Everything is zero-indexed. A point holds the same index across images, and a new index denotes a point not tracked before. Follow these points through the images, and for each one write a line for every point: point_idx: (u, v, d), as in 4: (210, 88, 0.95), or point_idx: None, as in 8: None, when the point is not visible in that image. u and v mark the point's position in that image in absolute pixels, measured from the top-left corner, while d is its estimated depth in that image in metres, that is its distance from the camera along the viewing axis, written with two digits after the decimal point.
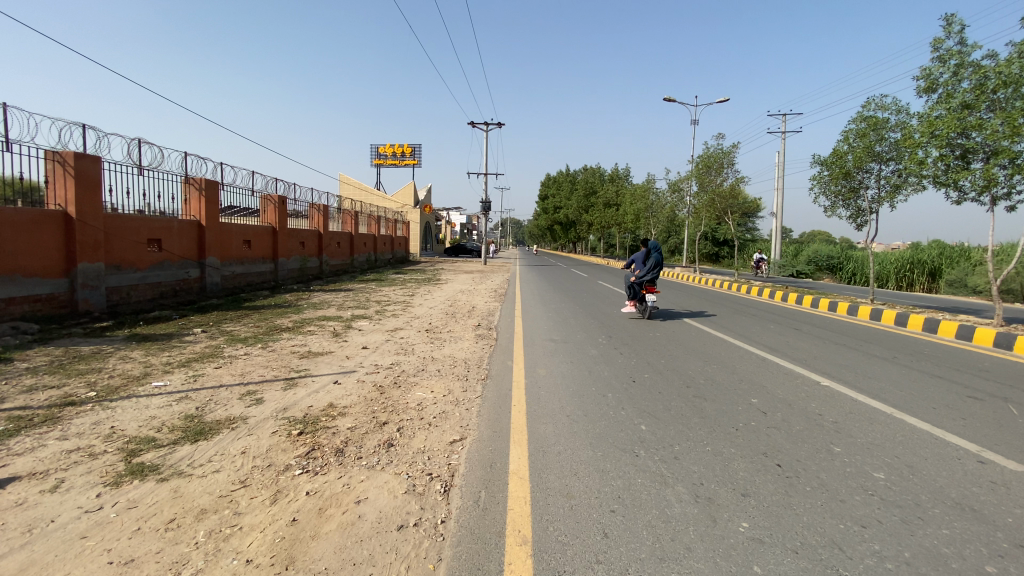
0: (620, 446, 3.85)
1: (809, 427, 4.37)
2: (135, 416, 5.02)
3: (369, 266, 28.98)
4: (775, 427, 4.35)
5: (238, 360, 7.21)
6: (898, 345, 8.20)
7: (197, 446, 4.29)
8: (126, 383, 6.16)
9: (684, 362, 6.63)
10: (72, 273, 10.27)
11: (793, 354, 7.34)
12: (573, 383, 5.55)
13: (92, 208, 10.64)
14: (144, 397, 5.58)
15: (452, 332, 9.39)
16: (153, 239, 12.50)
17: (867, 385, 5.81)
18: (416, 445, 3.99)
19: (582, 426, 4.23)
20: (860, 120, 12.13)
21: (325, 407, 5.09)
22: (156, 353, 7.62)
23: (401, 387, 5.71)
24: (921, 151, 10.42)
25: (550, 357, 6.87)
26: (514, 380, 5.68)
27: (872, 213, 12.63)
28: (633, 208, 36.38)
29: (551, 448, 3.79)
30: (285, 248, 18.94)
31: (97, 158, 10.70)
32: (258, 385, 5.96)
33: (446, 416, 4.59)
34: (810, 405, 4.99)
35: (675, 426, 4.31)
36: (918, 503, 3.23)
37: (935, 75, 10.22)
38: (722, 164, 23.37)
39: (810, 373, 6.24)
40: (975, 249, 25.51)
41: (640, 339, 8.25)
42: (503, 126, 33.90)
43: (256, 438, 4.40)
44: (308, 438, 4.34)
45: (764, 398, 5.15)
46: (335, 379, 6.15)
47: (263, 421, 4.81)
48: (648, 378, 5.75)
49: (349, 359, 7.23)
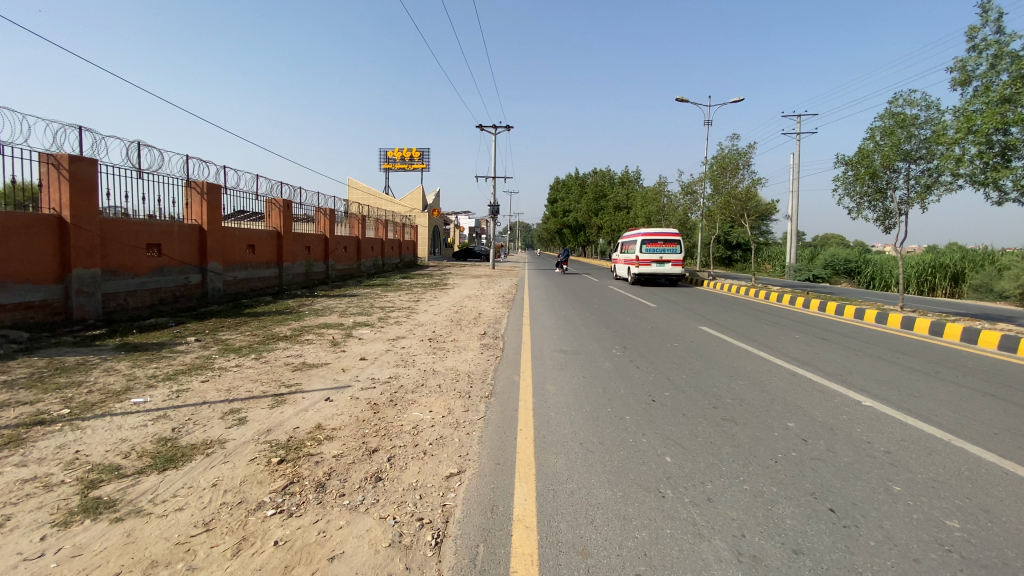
0: (643, 484, 3.32)
1: (859, 459, 3.81)
2: (104, 438, 4.56)
3: (376, 270, 28.60)
4: (820, 459, 3.80)
5: (228, 373, 6.76)
6: (936, 357, 7.55)
7: (165, 476, 3.82)
8: (104, 398, 5.72)
9: (707, 377, 6.08)
10: (67, 280, 9.94)
11: (826, 367, 6.73)
12: (586, 403, 5.01)
13: (87, 212, 10.33)
14: (119, 416, 5.13)
15: (456, 341, 8.90)
16: (152, 244, 12.18)
17: (915, 405, 5.20)
18: (407, 479, 3.48)
19: (598, 458, 3.70)
20: (886, 116, 11.49)
21: (312, 430, 4.61)
22: (143, 364, 7.20)
23: (397, 405, 5.21)
24: (957, 149, 9.76)
25: (560, 371, 6.35)
26: (521, 398, 5.19)
27: (901, 214, 11.93)
28: (645, 211, 35.76)
29: (562, 487, 3.27)
30: (290, 253, 18.61)
31: (93, 160, 10.40)
32: (244, 402, 5.48)
33: (444, 443, 4.09)
34: (855, 430, 4.42)
35: (704, 457, 3.78)
36: (1005, 561, 2.64)
37: (970, 67, 9.58)
38: (737, 164, 22.74)
39: (846, 390, 5.66)
40: (1000, 253, 24.59)
41: (657, 350, 7.68)
42: (513, 128, 35.19)
43: (230, 468, 3.92)
44: (288, 468, 3.85)
45: (802, 422, 4.58)
46: (327, 396, 5.67)
47: (242, 445, 4.34)
48: (669, 397, 5.22)
49: (345, 372, 6.73)
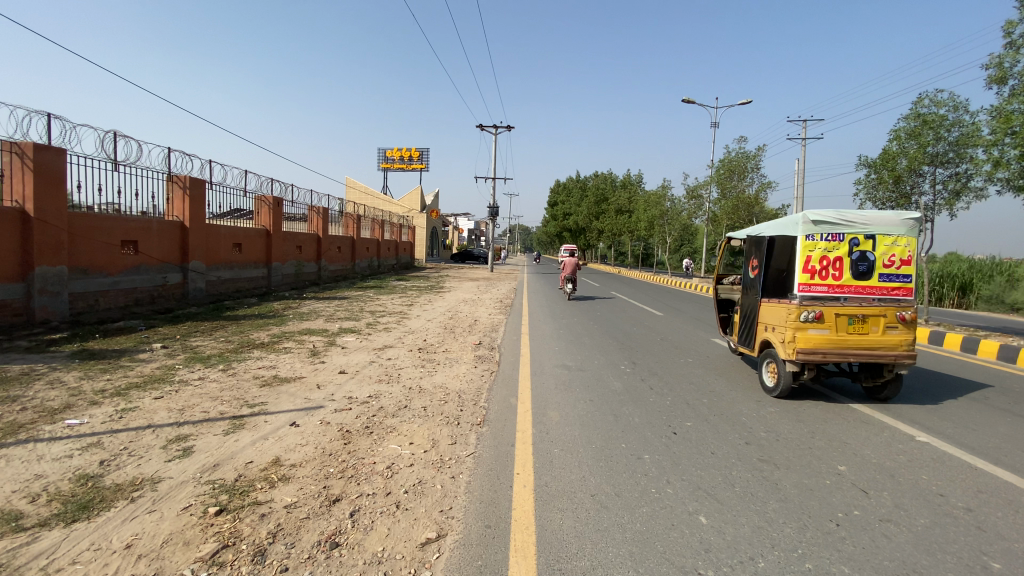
0: (676, 563, 2.56)
1: (941, 522, 3.07)
2: (15, 474, 3.78)
3: (370, 271, 27.75)
4: (892, 521, 3.06)
5: (188, 388, 5.97)
6: (980, 380, 6.76)
7: (70, 533, 3.06)
8: (36, 418, 4.93)
9: (732, 402, 5.32)
10: (29, 278, 9.15)
11: (862, 391, 5.96)
12: (595, 436, 4.23)
13: (54, 205, 9.54)
14: (44, 443, 4.35)
15: (448, 352, 8.10)
16: (128, 241, 11.39)
17: (977, 441, 4.44)
18: (371, 547, 2.72)
19: (616, 519, 2.94)
20: (912, 117, 10.75)
21: (267, 466, 3.84)
22: (94, 376, 6.40)
23: (373, 434, 4.43)
24: (995, 150, 8.96)
25: (564, 393, 5.58)
26: (519, 427, 4.44)
27: (927, 221, 11.20)
28: (647, 216, 35.05)
29: (570, 565, 2.52)
30: (279, 252, 17.75)
31: (61, 150, 9.62)
32: (195, 427, 4.69)
33: (424, 489, 3.33)
34: (922, 478, 3.67)
35: (750, 519, 3.01)
36: None
37: (1008, 64, 8.68)
38: (746, 168, 21.96)
39: (894, 422, 4.87)
40: (1008, 262, 23.96)
41: (671, 368, 6.89)
42: (512, 128, 33.56)
43: (155, 522, 3.16)
44: (226, 523, 3.07)
45: (856, 465, 3.83)
46: (293, 420, 4.87)
47: (179, 487, 3.58)
48: (692, 429, 4.47)
49: (319, 389, 5.93)
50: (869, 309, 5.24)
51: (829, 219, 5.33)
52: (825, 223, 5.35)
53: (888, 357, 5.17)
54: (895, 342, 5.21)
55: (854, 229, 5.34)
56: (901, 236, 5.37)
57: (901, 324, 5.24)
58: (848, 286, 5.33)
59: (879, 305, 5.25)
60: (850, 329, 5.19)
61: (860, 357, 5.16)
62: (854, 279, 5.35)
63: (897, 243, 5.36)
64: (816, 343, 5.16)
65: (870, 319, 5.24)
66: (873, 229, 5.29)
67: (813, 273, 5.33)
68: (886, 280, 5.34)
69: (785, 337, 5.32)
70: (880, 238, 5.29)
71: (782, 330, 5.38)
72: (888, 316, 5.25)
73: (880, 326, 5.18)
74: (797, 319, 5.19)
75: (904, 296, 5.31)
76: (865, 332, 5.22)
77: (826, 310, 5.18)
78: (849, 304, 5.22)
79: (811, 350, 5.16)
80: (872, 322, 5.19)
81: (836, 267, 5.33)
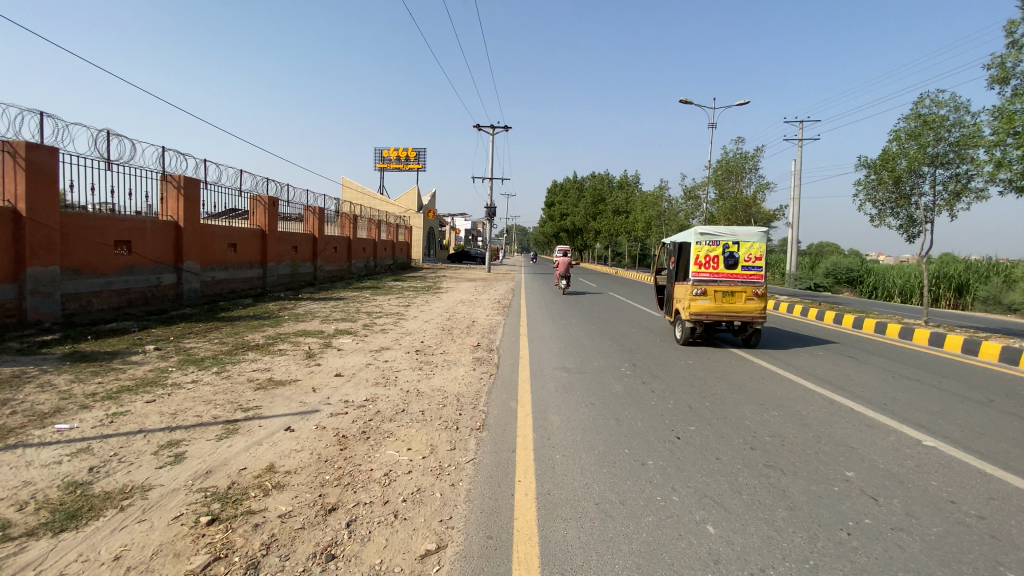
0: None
1: (954, 531, 3.00)
2: (1, 481, 3.66)
3: (366, 271, 27.61)
4: (904, 530, 2.98)
5: (181, 391, 5.85)
6: (983, 382, 6.71)
7: (58, 544, 2.95)
8: (25, 423, 4.80)
9: (735, 406, 5.25)
10: (21, 278, 9.00)
11: (865, 394, 5.91)
12: (597, 441, 4.14)
13: (47, 204, 9.39)
14: (32, 448, 4.23)
15: (446, 353, 8.00)
16: (121, 241, 11.23)
17: (983, 446, 4.38)
18: (368, 559, 2.62)
19: (622, 529, 2.85)
20: (912, 117, 10.72)
21: (261, 473, 3.74)
22: (86, 379, 6.26)
23: (370, 439, 4.33)
24: (997, 150, 8.92)
25: (565, 396, 5.49)
26: (519, 432, 4.35)
27: (927, 222, 11.19)
28: (645, 216, 35.04)
29: None
30: (274, 253, 17.59)
31: (54, 149, 9.47)
32: (188, 432, 4.58)
33: (423, 498, 3.23)
34: (932, 484, 3.60)
35: (760, 528, 2.92)
36: None
37: (1010, 64, 8.64)
38: (744, 169, 21.93)
39: (899, 426, 4.80)
40: (1004, 263, 24.02)
41: (671, 370, 6.82)
42: (509, 129, 33.39)
43: (144, 532, 3.05)
44: (218, 534, 2.97)
45: (864, 471, 3.75)
46: (288, 424, 4.76)
47: (170, 495, 3.47)
48: (696, 433, 4.38)
49: (315, 392, 5.83)
50: (736, 288, 8.44)
51: (711, 231, 8.60)
52: (708, 234, 8.62)
53: (748, 318, 8.38)
54: (754, 309, 8.41)
55: (727, 238, 8.64)
56: (756, 243, 8.71)
57: (757, 297, 8.43)
58: (722, 273, 8.57)
59: (743, 285, 8.42)
60: (724, 299, 8.37)
61: (730, 318, 8.38)
62: (727, 270, 8.63)
63: (753, 247, 8.70)
64: (704, 310, 8.36)
65: (737, 294, 8.45)
66: (740, 235, 8.57)
67: (702, 264, 8.59)
68: (748, 269, 8.56)
69: (686, 305, 8.49)
70: (744, 243, 8.54)
71: (685, 301, 8.54)
72: (749, 292, 8.42)
73: (744, 299, 8.35)
74: (692, 294, 8.36)
75: (759, 279, 8.46)
76: (734, 302, 8.41)
77: (708, 288, 8.39)
78: (722, 284, 8.42)
79: (700, 313, 8.34)
80: (739, 296, 8.34)
81: (714, 262, 8.63)
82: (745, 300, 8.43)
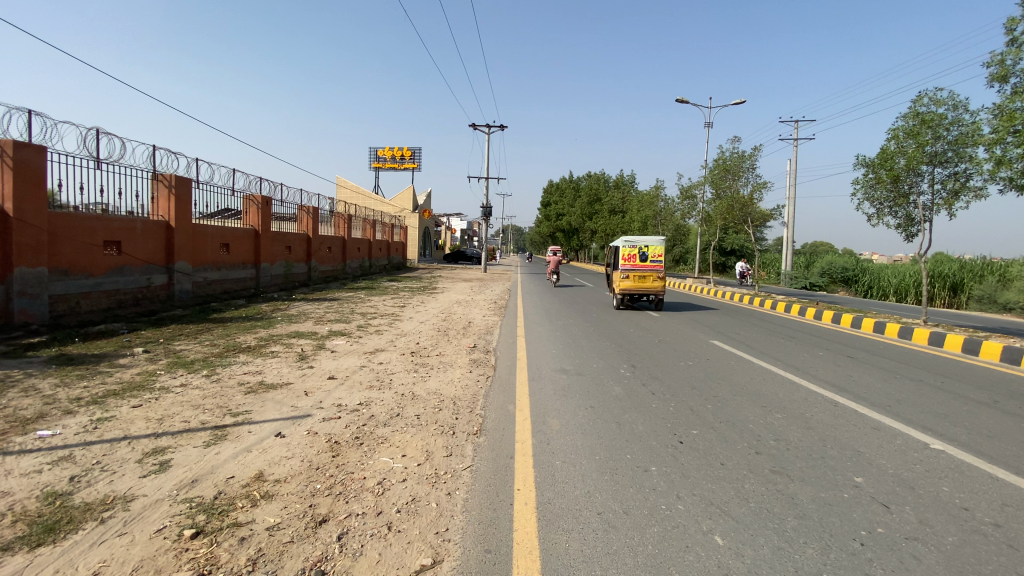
0: None
1: (971, 540, 2.88)
2: None
3: (361, 271, 27.40)
4: (918, 540, 2.87)
5: (169, 395, 5.68)
6: (986, 382, 6.65)
7: (33, 560, 2.79)
8: (5, 430, 4.62)
9: (737, 408, 5.14)
10: (7, 280, 8.78)
11: (868, 395, 5.81)
12: (598, 446, 4.02)
13: (34, 204, 9.18)
14: (11, 456, 4.06)
15: (441, 355, 7.86)
16: (111, 241, 11.02)
17: (991, 448, 4.30)
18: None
19: (627, 541, 2.72)
20: (910, 115, 10.67)
21: (250, 482, 3.59)
22: (71, 383, 6.07)
23: (363, 445, 4.19)
24: (997, 148, 8.85)
25: (563, 399, 5.36)
26: (518, 438, 4.22)
27: (926, 221, 11.14)
28: (641, 216, 34.91)
29: None
30: (268, 253, 17.38)
31: (42, 147, 9.26)
32: (175, 438, 4.42)
33: (418, 508, 3.09)
34: (943, 489, 3.50)
35: (770, 539, 2.80)
36: None
37: (1010, 62, 8.58)
38: (741, 168, 21.86)
39: (905, 428, 4.70)
40: (998, 262, 24.07)
41: (671, 371, 6.73)
42: (505, 128, 33.53)
43: (125, 546, 2.90)
44: (202, 548, 2.83)
45: (873, 477, 3.65)
46: (278, 430, 4.61)
47: (154, 507, 3.31)
48: (698, 438, 4.27)
49: (307, 396, 5.67)
50: (647, 274, 14.10)
51: (632, 240, 14.41)
52: (631, 242, 14.48)
53: (655, 291, 14.01)
54: (657, 286, 14.09)
55: (642, 243, 14.37)
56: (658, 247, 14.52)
57: (659, 279, 14.09)
58: (640, 265, 14.17)
59: (651, 272, 14.10)
60: (640, 280, 14.00)
61: (643, 291, 14.03)
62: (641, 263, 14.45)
63: (657, 249, 14.38)
64: (628, 287, 13.99)
65: (648, 277, 14.11)
66: (651, 241, 14.07)
67: (627, 261, 14.30)
68: (654, 261, 14.19)
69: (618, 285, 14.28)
70: (650, 247, 14.36)
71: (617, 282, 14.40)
72: (654, 276, 14.09)
73: (651, 279, 13.96)
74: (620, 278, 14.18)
75: (661, 267, 14.03)
76: (646, 282, 14.05)
77: (630, 274, 14.12)
78: (638, 270, 14.06)
79: (625, 288, 13.94)
80: (648, 277, 13.87)
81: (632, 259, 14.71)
82: (653, 281, 14.06)
